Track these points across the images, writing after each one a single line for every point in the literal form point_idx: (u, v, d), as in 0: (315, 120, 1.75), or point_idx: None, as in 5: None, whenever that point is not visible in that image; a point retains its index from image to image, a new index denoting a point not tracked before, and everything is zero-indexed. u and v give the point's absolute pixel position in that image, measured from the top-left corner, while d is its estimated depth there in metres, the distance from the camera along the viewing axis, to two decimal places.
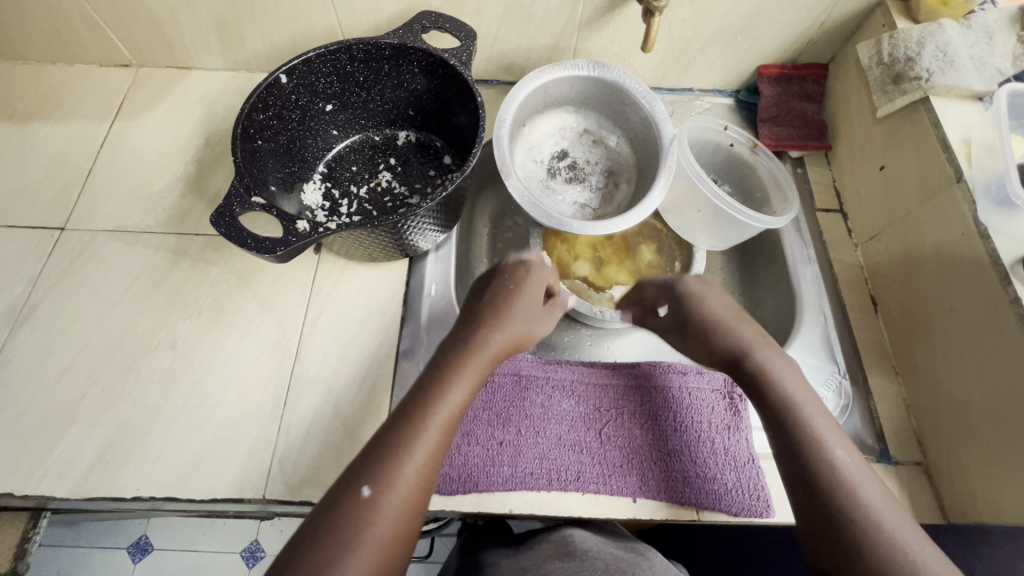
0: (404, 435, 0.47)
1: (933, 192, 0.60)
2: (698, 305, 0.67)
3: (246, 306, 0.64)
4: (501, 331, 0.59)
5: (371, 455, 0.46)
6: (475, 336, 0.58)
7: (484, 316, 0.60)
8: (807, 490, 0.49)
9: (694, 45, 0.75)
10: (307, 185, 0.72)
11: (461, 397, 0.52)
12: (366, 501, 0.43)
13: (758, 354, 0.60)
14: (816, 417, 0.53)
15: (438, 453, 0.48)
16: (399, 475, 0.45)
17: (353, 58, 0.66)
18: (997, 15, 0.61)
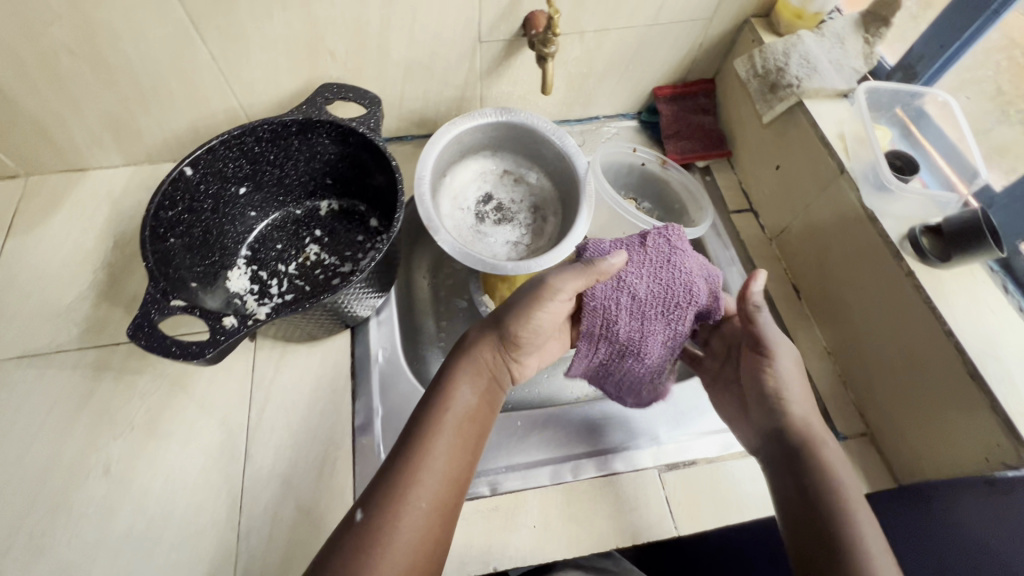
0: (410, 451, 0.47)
1: (825, 184, 0.66)
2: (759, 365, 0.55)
3: (182, 411, 0.61)
4: (487, 343, 0.54)
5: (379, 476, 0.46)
6: (472, 352, 0.54)
7: (491, 315, 0.57)
8: (810, 537, 0.43)
9: (591, 78, 0.80)
10: (231, 272, 0.69)
11: (470, 401, 0.51)
12: (367, 514, 0.43)
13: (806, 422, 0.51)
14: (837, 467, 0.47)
15: (449, 469, 0.47)
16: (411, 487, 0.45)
17: (259, 139, 0.65)
18: (844, 22, 0.69)
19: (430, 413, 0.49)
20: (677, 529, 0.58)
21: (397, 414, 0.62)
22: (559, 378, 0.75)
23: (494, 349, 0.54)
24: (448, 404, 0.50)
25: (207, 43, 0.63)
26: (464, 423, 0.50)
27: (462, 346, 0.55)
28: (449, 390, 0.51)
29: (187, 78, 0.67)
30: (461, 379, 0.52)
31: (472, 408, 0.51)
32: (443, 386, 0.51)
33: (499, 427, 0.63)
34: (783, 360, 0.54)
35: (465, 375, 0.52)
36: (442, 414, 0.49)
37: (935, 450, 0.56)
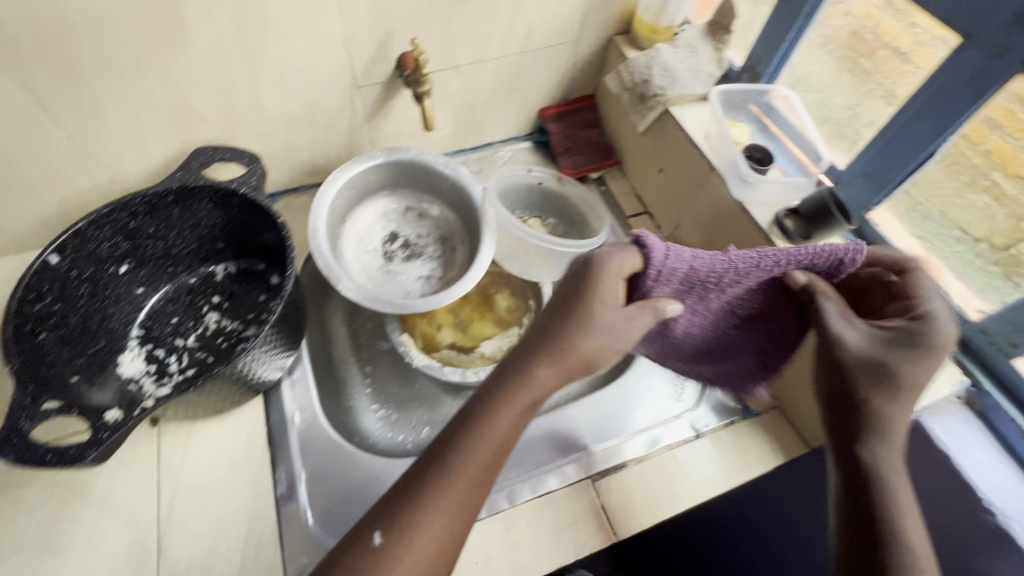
0: (431, 483, 0.42)
1: (700, 182, 0.70)
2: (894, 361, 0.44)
3: (81, 518, 0.56)
4: (547, 358, 0.47)
5: (387, 499, 0.42)
6: (530, 366, 0.46)
7: (558, 318, 0.48)
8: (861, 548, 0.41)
9: (477, 108, 0.82)
10: (123, 356, 0.65)
11: (510, 435, 0.45)
12: (380, 555, 0.39)
13: (888, 421, 0.44)
14: (897, 479, 0.43)
15: (466, 502, 0.42)
16: (423, 529, 0.41)
17: (134, 213, 0.61)
18: (694, 33, 0.75)
19: (461, 440, 0.44)
20: (617, 535, 0.59)
21: (323, 472, 0.61)
22: None
23: (554, 370, 0.47)
24: (490, 432, 0.44)
25: (58, 120, 0.59)
26: (497, 456, 0.44)
27: (525, 354, 0.47)
28: (495, 413, 0.45)
29: (43, 160, 0.62)
30: (506, 406, 0.45)
31: (509, 441, 0.45)
32: (481, 408, 0.45)
33: None
34: (904, 366, 0.44)
35: (514, 400, 0.45)
36: (479, 448, 0.43)
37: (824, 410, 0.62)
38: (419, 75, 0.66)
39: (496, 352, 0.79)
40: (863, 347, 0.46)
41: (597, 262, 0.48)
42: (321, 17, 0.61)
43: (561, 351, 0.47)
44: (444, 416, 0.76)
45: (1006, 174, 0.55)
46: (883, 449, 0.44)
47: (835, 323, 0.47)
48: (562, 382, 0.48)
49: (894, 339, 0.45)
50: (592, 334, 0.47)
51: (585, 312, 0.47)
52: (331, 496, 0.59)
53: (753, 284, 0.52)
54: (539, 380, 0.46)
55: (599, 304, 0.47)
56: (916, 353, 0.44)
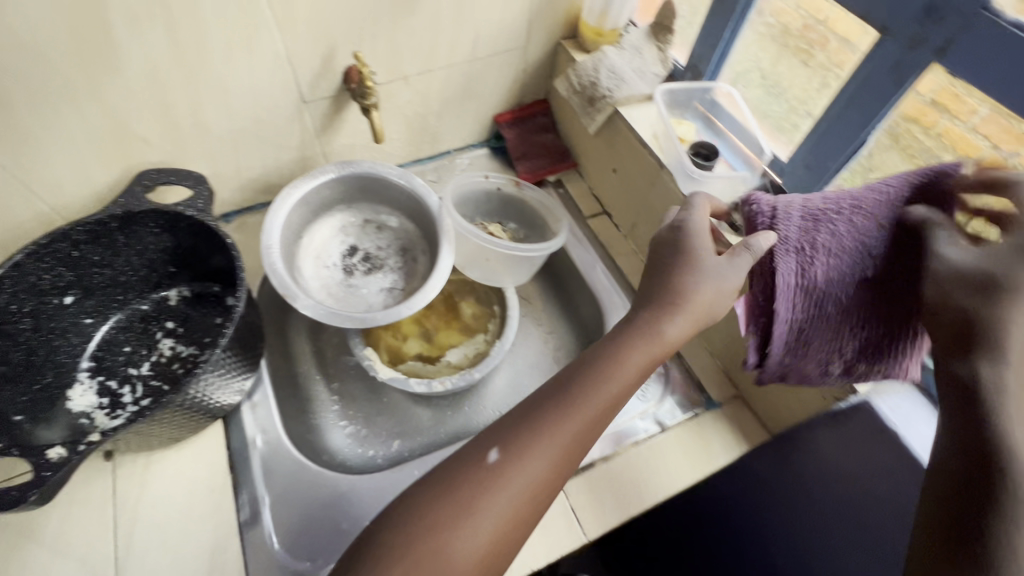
0: (550, 409, 0.45)
1: (652, 180, 0.72)
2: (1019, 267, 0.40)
3: (33, 562, 0.53)
4: (673, 305, 0.48)
5: (506, 421, 0.46)
6: (651, 313, 0.48)
7: (671, 260, 0.49)
8: (963, 457, 0.36)
9: (431, 117, 0.82)
10: (73, 390, 0.63)
11: (633, 374, 0.47)
12: (500, 470, 0.43)
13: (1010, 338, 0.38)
14: (1008, 396, 0.37)
15: (579, 439, 0.45)
16: (536, 455, 0.43)
17: (75, 242, 0.60)
18: (638, 34, 0.76)
19: (580, 379, 0.47)
20: (586, 535, 0.59)
21: (287, 495, 0.60)
22: (462, 411, 0.77)
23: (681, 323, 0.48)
24: (611, 376, 0.46)
25: None
26: (610, 406, 0.46)
27: (647, 299, 0.49)
28: (619, 355, 0.47)
29: None
30: (625, 346, 0.47)
31: (628, 386, 0.47)
32: (603, 351, 0.47)
33: (399, 484, 0.62)
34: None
35: (638, 341, 0.47)
36: (597, 385, 0.46)
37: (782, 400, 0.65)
38: (363, 88, 0.66)
39: (462, 361, 0.79)
40: (975, 265, 0.41)
41: (678, 223, 0.51)
42: (260, 35, 0.60)
43: (675, 296, 0.48)
44: (415, 428, 0.76)
45: (956, 154, 0.53)
46: (992, 364, 0.38)
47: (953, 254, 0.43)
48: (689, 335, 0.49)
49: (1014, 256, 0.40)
50: (702, 286, 0.48)
51: (692, 264, 0.48)
52: (295, 519, 0.58)
53: (867, 231, 0.48)
54: (663, 331, 0.47)
55: (704, 255, 0.49)
56: None
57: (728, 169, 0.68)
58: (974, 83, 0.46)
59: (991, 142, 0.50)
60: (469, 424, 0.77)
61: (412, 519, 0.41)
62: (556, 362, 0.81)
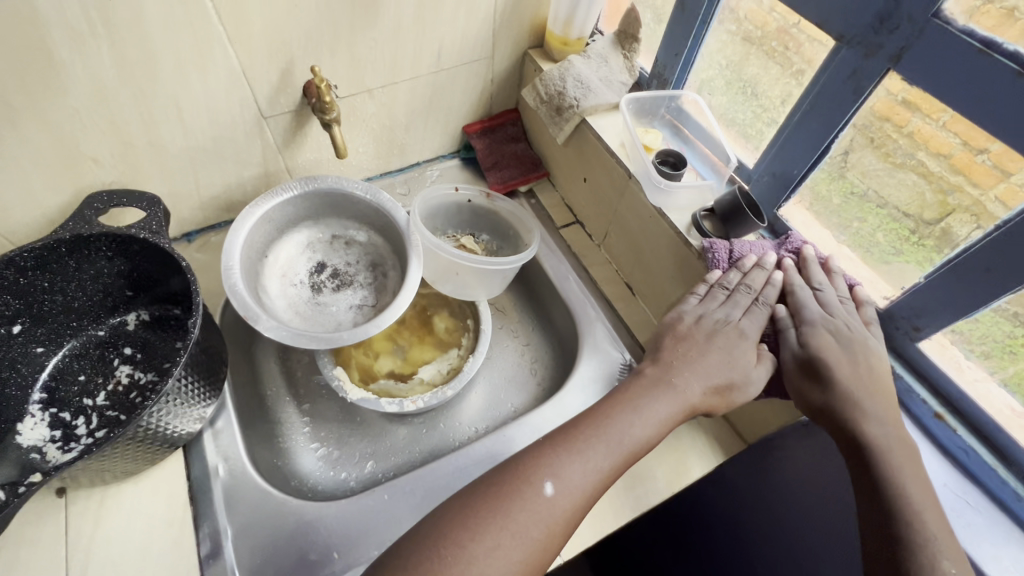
0: (591, 444, 0.48)
1: (621, 190, 0.71)
2: (824, 358, 0.53)
3: None
4: (708, 370, 0.54)
5: (547, 450, 0.48)
6: (688, 371, 0.54)
7: (714, 330, 0.56)
8: (875, 520, 0.45)
9: (398, 130, 0.81)
10: (23, 424, 0.60)
11: (659, 428, 0.51)
12: (547, 502, 0.45)
13: (865, 408, 0.50)
14: (890, 456, 0.47)
15: (613, 475, 0.48)
16: (576, 483, 0.46)
17: (21, 269, 0.57)
18: (604, 43, 0.75)
19: (623, 421, 0.50)
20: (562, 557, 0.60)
21: (251, 526, 0.57)
22: (438, 428, 0.76)
23: (711, 387, 0.53)
24: (648, 421, 0.50)
25: None
26: (640, 452, 0.50)
27: (688, 356, 0.55)
28: (656, 404, 0.51)
29: None
30: (658, 393, 0.52)
31: (658, 437, 0.51)
32: (648, 399, 0.52)
33: (368, 508, 0.60)
34: (832, 356, 0.53)
35: (667, 395, 0.52)
36: (629, 431, 0.50)
37: (752, 413, 0.66)
38: (322, 103, 0.65)
39: (434, 377, 0.77)
40: (803, 357, 0.54)
41: (730, 319, 0.56)
42: (213, 50, 0.58)
43: (717, 371, 0.54)
44: (390, 446, 0.74)
45: (930, 153, 0.51)
46: (871, 429, 0.49)
47: (792, 341, 0.56)
48: (711, 400, 0.54)
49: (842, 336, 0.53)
50: (733, 369, 0.54)
51: (732, 337, 0.56)
52: (258, 551, 0.56)
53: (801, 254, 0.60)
54: (696, 391, 0.53)
55: (747, 327, 0.56)
56: (832, 343, 0.53)
57: (696, 177, 0.69)
58: (930, 89, 0.46)
59: (962, 140, 0.48)
60: (443, 441, 0.75)
61: (443, 538, 0.42)
62: (533, 376, 0.80)
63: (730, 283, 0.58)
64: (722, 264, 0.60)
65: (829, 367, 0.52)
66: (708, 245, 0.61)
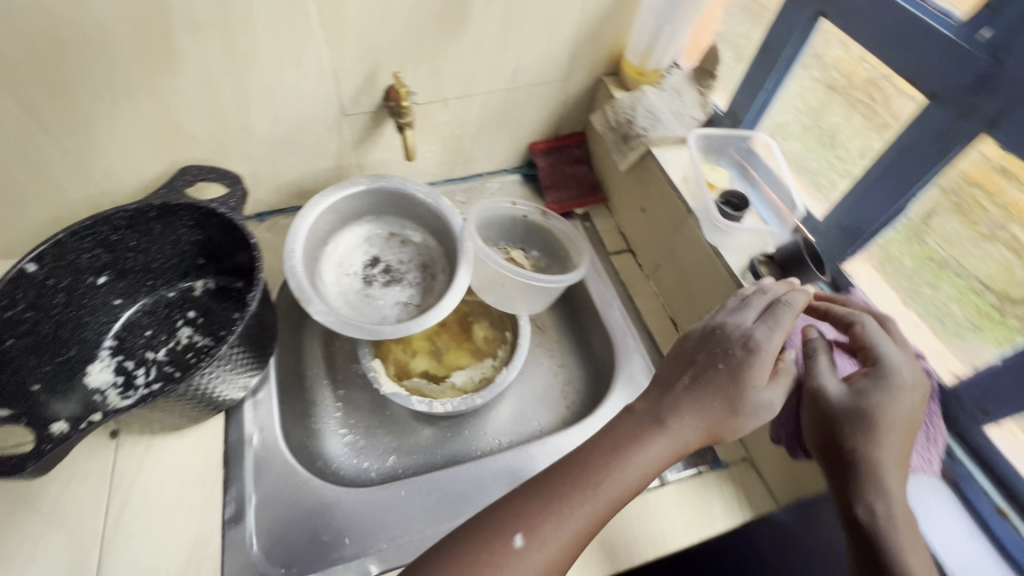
0: (570, 493, 0.45)
1: (678, 224, 0.70)
2: (866, 409, 0.48)
3: (27, 530, 0.55)
4: (708, 398, 0.48)
5: (523, 501, 0.45)
6: (684, 405, 0.48)
7: (717, 350, 0.50)
8: None
9: (466, 139, 0.83)
10: (93, 366, 0.66)
11: (648, 471, 0.46)
12: (517, 555, 0.42)
13: (877, 470, 0.47)
14: (900, 532, 0.45)
15: (593, 526, 0.45)
16: (550, 537, 0.43)
17: (115, 227, 0.63)
18: (681, 77, 0.75)
19: (606, 466, 0.46)
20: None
21: (274, 498, 0.60)
22: (462, 435, 0.76)
23: (710, 418, 0.48)
24: (635, 464, 0.46)
25: (51, 134, 0.61)
26: (626, 496, 0.46)
27: (687, 384, 0.49)
28: (644, 446, 0.47)
29: (36, 171, 0.64)
30: (649, 434, 0.47)
31: (649, 477, 0.47)
32: (636, 442, 0.47)
33: (385, 501, 0.61)
34: (882, 407, 0.48)
35: (657, 435, 0.47)
36: (614, 478, 0.46)
37: (787, 474, 0.62)
38: (399, 108, 0.68)
39: (466, 384, 0.78)
40: (844, 401, 0.49)
41: (745, 330, 0.50)
42: (311, 50, 0.63)
43: (718, 406, 0.48)
44: (413, 443, 0.75)
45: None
46: (880, 500, 0.46)
47: (825, 375, 0.51)
48: (712, 431, 0.48)
49: (870, 386, 0.49)
50: (738, 392, 0.48)
51: (743, 356, 0.49)
52: (277, 523, 0.58)
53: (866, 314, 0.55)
54: (691, 427, 0.47)
55: (764, 341, 0.49)
56: (875, 390, 0.48)
57: (759, 221, 0.66)
58: None
59: None
60: (465, 448, 0.75)
61: None
62: (563, 398, 0.80)
63: (750, 295, 0.54)
64: None
65: (872, 421, 0.47)
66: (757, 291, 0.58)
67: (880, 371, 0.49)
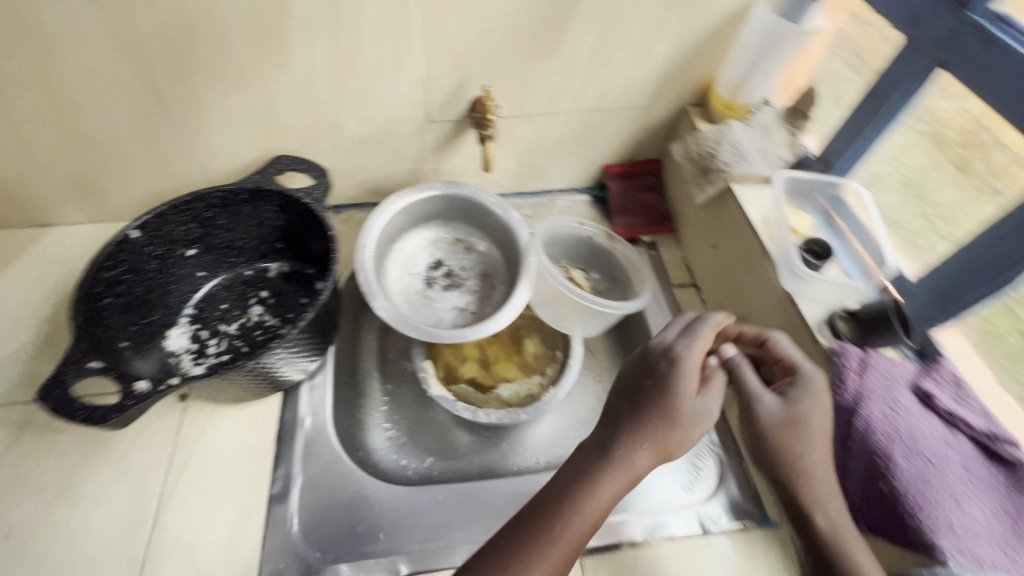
0: (532, 536, 0.46)
1: (752, 265, 0.68)
2: (792, 417, 0.49)
3: (98, 475, 0.60)
4: (647, 429, 0.50)
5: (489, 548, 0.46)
6: (626, 438, 0.50)
7: (645, 379, 0.53)
8: None
9: (541, 155, 0.84)
10: (172, 330, 0.70)
11: (603, 509, 0.48)
12: None
13: (808, 470, 0.48)
14: (848, 541, 0.46)
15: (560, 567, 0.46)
16: None
17: (210, 205, 0.68)
18: (771, 114, 0.72)
19: (564, 507, 0.47)
20: None
21: (318, 482, 0.62)
22: (501, 448, 0.76)
23: (652, 447, 0.49)
24: (589, 503, 0.47)
25: (168, 115, 0.67)
26: (587, 531, 0.47)
27: (623, 416, 0.51)
28: (594, 487, 0.48)
29: (150, 147, 0.70)
30: (600, 475, 0.48)
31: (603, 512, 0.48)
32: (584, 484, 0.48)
33: (421, 502, 0.62)
34: (808, 413, 0.49)
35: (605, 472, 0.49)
36: (572, 520, 0.47)
37: None
38: (484, 120, 0.70)
39: (512, 398, 0.78)
40: (782, 414, 0.50)
41: (674, 357, 0.53)
42: (408, 57, 0.66)
43: (654, 427, 0.50)
44: (452, 449, 0.76)
45: None
46: (820, 507, 0.47)
47: (758, 389, 0.52)
48: (657, 457, 0.50)
49: (797, 394, 0.50)
50: (674, 418, 0.50)
51: (674, 383, 0.51)
52: (319, 507, 0.60)
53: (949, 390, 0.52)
54: (638, 458, 0.49)
55: (690, 366, 0.52)
56: (801, 396, 0.50)
57: (842, 273, 0.63)
58: None
59: None
60: (503, 461, 0.75)
61: None
62: None
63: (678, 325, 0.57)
64: (853, 370, 0.53)
65: (804, 429, 0.49)
66: (839, 347, 0.55)
67: (805, 380, 0.51)
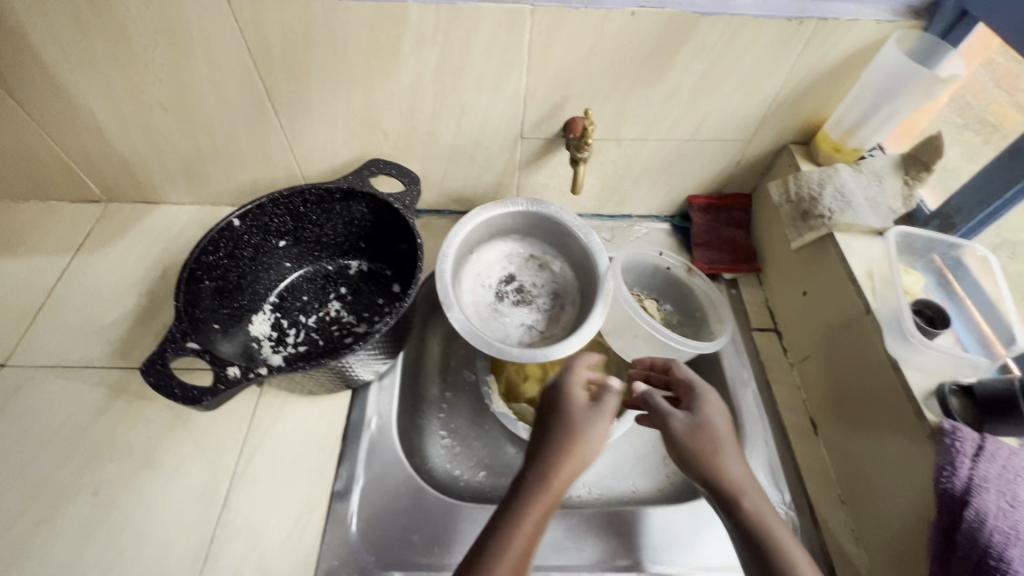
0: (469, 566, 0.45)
1: (849, 320, 0.63)
2: (699, 422, 0.53)
3: (178, 446, 0.63)
4: (559, 448, 0.52)
5: None
6: (541, 461, 0.51)
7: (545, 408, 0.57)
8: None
9: (627, 179, 0.82)
10: (256, 317, 0.74)
11: (532, 533, 0.47)
12: None
13: (721, 461, 0.51)
14: (772, 529, 0.48)
15: None
16: None
17: (305, 201, 0.70)
18: (884, 161, 0.68)
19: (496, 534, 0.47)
20: None
21: (379, 484, 0.62)
22: None
23: (568, 460, 0.51)
24: (519, 527, 0.47)
25: (278, 113, 0.70)
26: (524, 555, 0.47)
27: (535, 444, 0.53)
28: (519, 516, 0.48)
29: (257, 141, 0.74)
30: (525, 504, 0.49)
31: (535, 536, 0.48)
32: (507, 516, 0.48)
33: (474, 522, 0.61)
34: (713, 418, 0.53)
35: (530, 495, 0.49)
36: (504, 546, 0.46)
37: None
38: (582, 142, 0.68)
39: None
40: (693, 423, 0.53)
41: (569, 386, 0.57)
42: (512, 75, 0.66)
43: (565, 443, 0.52)
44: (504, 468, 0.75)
45: None
46: (745, 497, 0.49)
47: (667, 407, 0.55)
48: (575, 472, 0.52)
49: (693, 404, 0.55)
50: (581, 429, 0.53)
51: (571, 404, 0.55)
52: (378, 509, 0.61)
53: None
54: (557, 474, 0.50)
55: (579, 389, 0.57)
56: (702, 406, 0.54)
57: (955, 343, 0.58)
58: None
59: None
60: None
61: None
62: (666, 467, 0.75)
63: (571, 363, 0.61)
64: (965, 455, 0.48)
65: (711, 432, 0.52)
66: (950, 427, 0.50)
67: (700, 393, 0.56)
